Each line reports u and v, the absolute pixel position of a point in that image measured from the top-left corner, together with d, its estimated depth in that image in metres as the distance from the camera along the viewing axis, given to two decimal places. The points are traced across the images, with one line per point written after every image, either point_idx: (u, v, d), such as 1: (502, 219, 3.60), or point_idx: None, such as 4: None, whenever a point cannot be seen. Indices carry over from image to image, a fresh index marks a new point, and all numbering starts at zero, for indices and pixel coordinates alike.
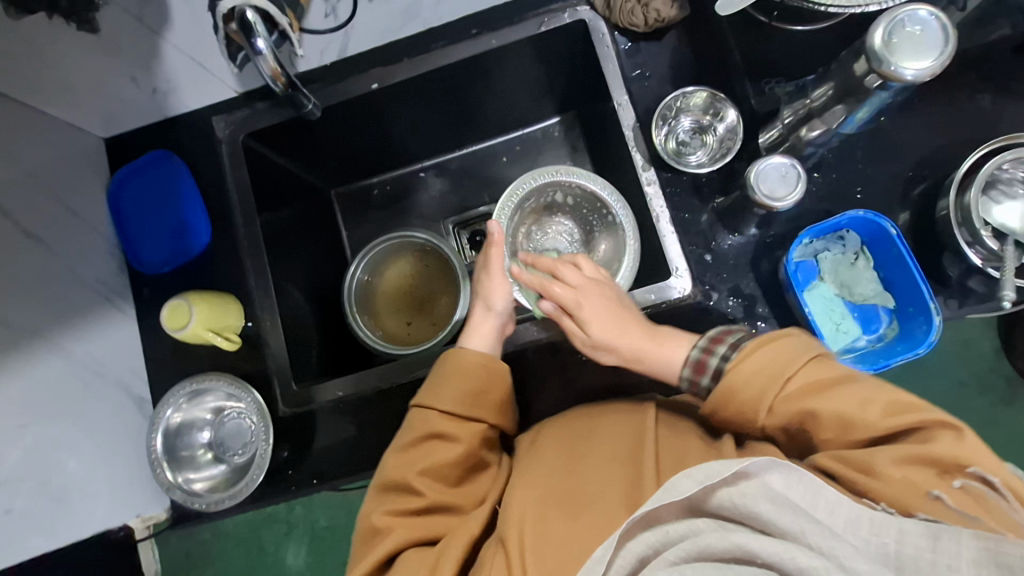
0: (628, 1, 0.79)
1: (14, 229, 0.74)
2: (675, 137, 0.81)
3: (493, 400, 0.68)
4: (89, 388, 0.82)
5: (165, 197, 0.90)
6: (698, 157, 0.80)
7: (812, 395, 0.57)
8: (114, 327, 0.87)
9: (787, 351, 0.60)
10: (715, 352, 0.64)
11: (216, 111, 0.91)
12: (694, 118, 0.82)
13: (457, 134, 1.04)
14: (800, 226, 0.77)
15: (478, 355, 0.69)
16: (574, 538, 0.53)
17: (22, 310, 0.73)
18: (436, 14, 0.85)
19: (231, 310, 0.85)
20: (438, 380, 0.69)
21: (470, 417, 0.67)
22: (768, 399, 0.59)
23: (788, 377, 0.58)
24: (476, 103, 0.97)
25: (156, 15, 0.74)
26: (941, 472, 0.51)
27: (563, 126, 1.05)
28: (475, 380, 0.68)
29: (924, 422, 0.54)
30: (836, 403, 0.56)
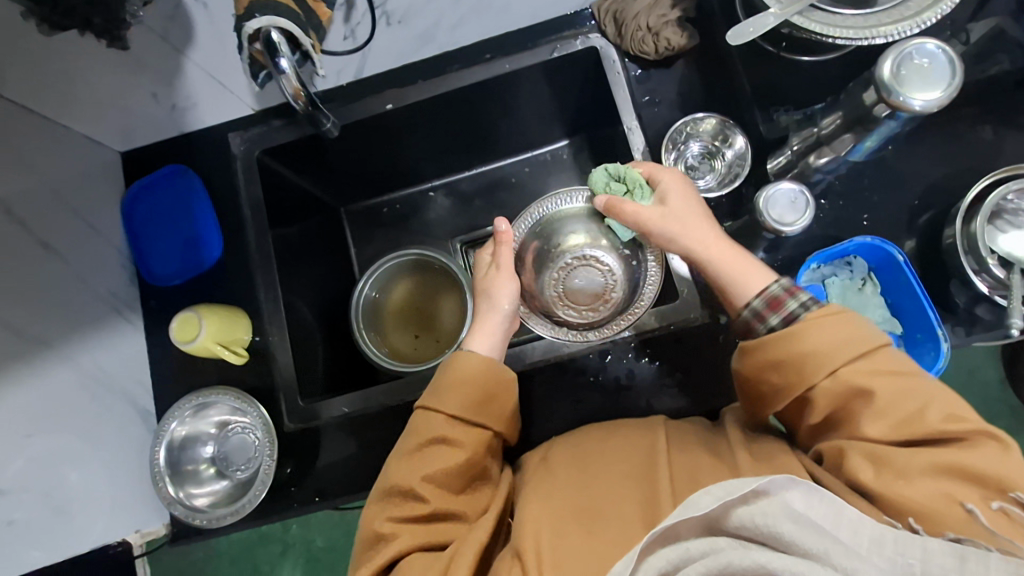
0: (639, 30, 0.82)
1: (31, 238, 0.75)
2: (684, 162, 0.84)
3: (497, 407, 0.68)
4: (95, 399, 0.81)
5: (178, 210, 0.92)
6: (708, 183, 0.82)
7: (874, 377, 0.56)
8: (122, 339, 0.87)
9: (856, 331, 0.58)
10: (794, 297, 0.62)
11: (233, 128, 0.93)
12: (701, 142, 0.84)
13: (467, 155, 1.06)
14: (808, 251, 0.78)
15: (477, 359, 0.68)
16: (594, 552, 0.52)
17: (34, 319, 0.73)
18: (451, 39, 0.88)
19: (240, 324, 0.85)
20: (443, 382, 0.67)
21: (473, 422, 0.66)
22: (835, 363, 0.57)
23: (862, 352, 0.57)
24: (487, 125, 0.99)
25: (181, 36, 0.74)
26: (979, 487, 0.51)
27: (572, 148, 1.07)
28: (479, 385, 0.67)
29: (971, 434, 0.53)
30: (892, 396, 0.55)
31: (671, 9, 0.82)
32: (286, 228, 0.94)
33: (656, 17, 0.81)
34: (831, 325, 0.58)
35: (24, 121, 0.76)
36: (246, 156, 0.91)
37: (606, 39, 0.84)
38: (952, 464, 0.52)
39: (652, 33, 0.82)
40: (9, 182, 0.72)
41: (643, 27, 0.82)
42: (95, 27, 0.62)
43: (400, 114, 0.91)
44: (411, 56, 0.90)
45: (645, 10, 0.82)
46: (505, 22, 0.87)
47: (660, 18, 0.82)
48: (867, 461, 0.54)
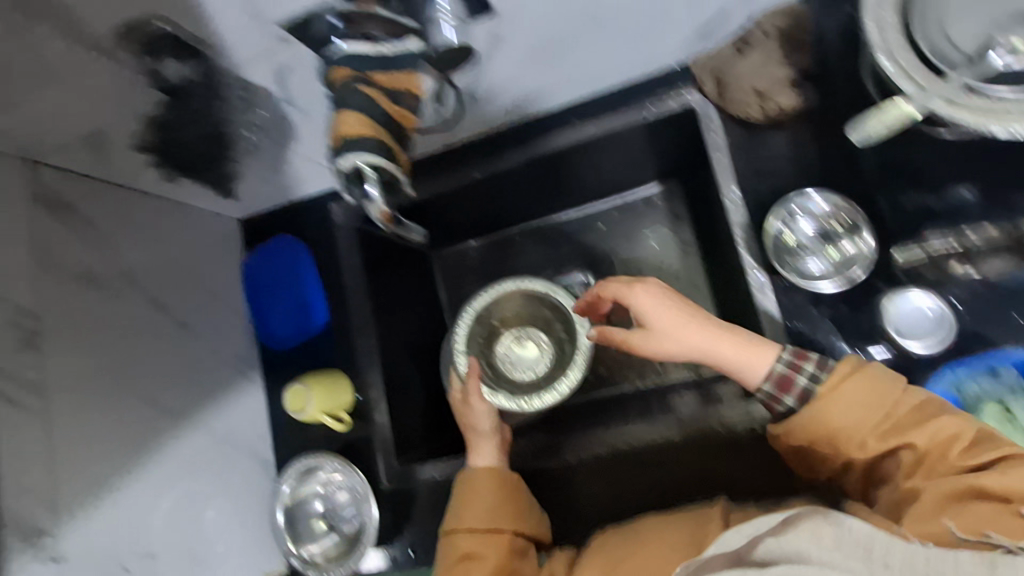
0: (745, 95, 0.84)
1: (167, 318, 0.92)
2: (796, 240, 0.83)
3: (514, 509, 0.82)
4: (226, 457, 0.96)
5: (289, 280, 1.07)
6: (859, 254, 0.81)
7: (895, 435, 0.63)
8: (245, 399, 1.03)
9: (879, 383, 0.65)
10: (801, 372, 0.68)
11: (332, 197, 1.06)
12: (812, 224, 0.82)
13: (550, 199, 1.10)
14: (870, 322, 0.79)
15: (486, 472, 0.84)
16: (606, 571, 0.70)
17: (174, 395, 0.89)
18: (535, 107, 0.92)
19: (342, 388, 0.99)
20: (462, 504, 0.82)
21: (495, 530, 0.79)
22: (863, 434, 0.64)
23: (890, 408, 0.64)
24: (576, 168, 1.01)
25: (281, 132, 0.83)
26: (940, 454, 0.62)
27: (663, 193, 1.09)
28: (494, 495, 0.82)
29: (943, 415, 0.64)
30: (851, 403, 0.65)
31: (784, 69, 0.82)
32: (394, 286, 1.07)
33: (767, 78, 0.82)
34: (846, 384, 0.65)
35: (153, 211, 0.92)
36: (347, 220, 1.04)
37: (704, 97, 0.88)
38: (864, 399, 0.64)
39: (759, 96, 0.83)
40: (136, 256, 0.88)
41: (749, 89, 0.83)
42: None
43: (485, 178, 1.00)
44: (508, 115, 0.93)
45: (751, 70, 0.83)
46: (587, 84, 0.90)
47: (771, 80, 0.82)
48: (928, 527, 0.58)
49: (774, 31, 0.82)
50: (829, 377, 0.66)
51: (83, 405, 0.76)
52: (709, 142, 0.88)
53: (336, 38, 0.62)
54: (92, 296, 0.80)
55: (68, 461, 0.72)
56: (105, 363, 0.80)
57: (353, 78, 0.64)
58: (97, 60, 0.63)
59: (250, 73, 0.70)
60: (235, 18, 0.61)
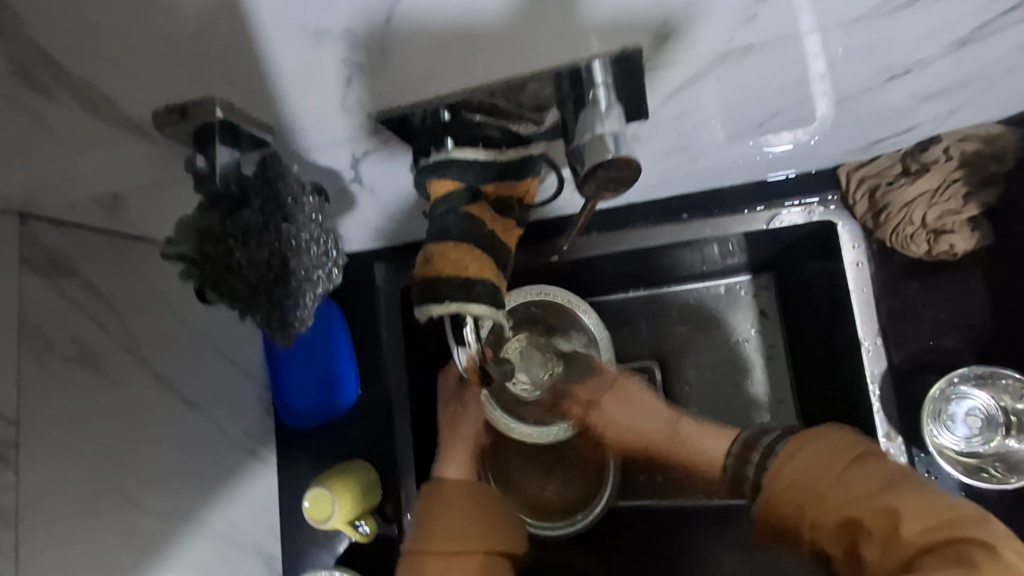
0: (909, 224, 0.70)
1: (176, 398, 0.76)
2: (958, 415, 0.71)
3: (485, 525, 0.71)
4: (230, 559, 0.83)
5: (314, 346, 0.89)
6: (1013, 463, 0.70)
7: (879, 498, 0.52)
8: (255, 482, 0.90)
9: (823, 454, 0.57)
10: (750, 465, 0.62)
11: (377, 256, 0.90)
12: (983, 406, 0.71)
13: (639, 281, 0.90)
14: (1005, 525, 0.69)
15: (459, 481, 0.75)
16: None
17: (174, 498, 0.74)
18: (644, 195, 0.75)
19: (369, 491, 0.85)
20: (429, 521, 0.70)
21: (467, 550, 0.68)
22: (814, 508, 0.55)
23: (843, 475, 0.55)
24: (666, 265, 0.85)
25: (341, 206, 0.68)
26: (912, 549, 0.48)
27: (754, 286, 0.88)
28: (461, 510, 0.71)
29: (912, 500, 0.51)
30: (791, 478, 0.57)
31: (964, 204, 0.69)
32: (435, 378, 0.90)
33: (940, 210, 0.69)
34: (801, 452, 0.58)
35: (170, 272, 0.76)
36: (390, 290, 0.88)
37: (850, 215, 0.72)
38: (837, 483, 0.55)
39: (929, 231, 0.70)
40: (143, 323, 0.72)
41: (914, 220, 0.69)
42: (259, 314, 0.48)
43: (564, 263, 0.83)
44: (612, 200, 0.76)
45: (923, 200, 0.69)
46: (719, 180, 0.73)
47: (947, 216, 0.69)
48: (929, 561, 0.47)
49: (960, 154, 0.66)
50: (775, 453, 0.60)
51: (73, 528, 0.61)
52: (845, 276, 0.73)
53: (446, 139, 0.48)
54: (93, 387, 0.64)
55: None
56: (103, 468, 0.65)
57: (457, 193, 0.49)
58: (128, 137, 0.47)
59: (324, 157, 0.54)
60: (326, 104, 0.45)
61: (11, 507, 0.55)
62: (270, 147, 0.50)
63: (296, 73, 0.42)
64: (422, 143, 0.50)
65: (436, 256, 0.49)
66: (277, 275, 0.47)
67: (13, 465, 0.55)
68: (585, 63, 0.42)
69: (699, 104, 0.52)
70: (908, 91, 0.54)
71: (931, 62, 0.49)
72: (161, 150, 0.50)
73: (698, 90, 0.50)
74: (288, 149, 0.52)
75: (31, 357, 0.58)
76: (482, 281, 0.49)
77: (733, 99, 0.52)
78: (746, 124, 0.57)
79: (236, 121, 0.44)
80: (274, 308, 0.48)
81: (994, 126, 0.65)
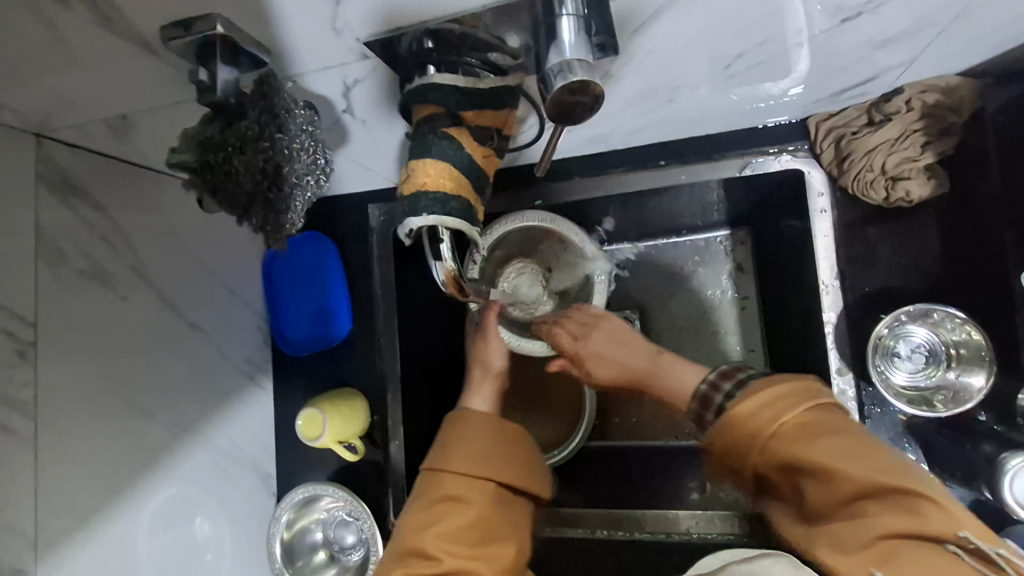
0: (870, 171, 0.74)
1: (179, 319, 0.81)
2: (899, 351, 0.77)
3: (500, 457, 0.72)
4: (228, 472, 0.90)
5: (313, 280, 0.96)
6: (956, 393, 0.74)
7: (823, 438, 0.54)
8: (254, 405, 0.96)
9: (797, 396, 0.58)
10: (720, 390, 0.65)
11: (372, 198, 0.95)
12: (925, 342, 0.76)
13: (619, 230, 0.94)
14: (939, 456, 0.75)
15: (482, 417, 0.74)
16: (471, 544, 0.65)
17: (180, 410, 0.80)
18: (624, 141, 0.79)
19: (359, 415, 0.91)
20: (450, 443, 0.72)
21: (478, 476, 0.69)
22: (767, 445, 0.57)
23: (798, 416, 0.57)
24: (646, 213, 0.89)
25: (335, 139, 0.72)
26: (853, 491, 0.52)
27: (732, 240, 0.94)
28: (486, 440, 0.72)
29: (863, 446, 0.53)
30: (753, 422, 0.58)
31: (922, 152, 0.73)
32: (424, 316, 0.96)
33: (899, 159, 0.73)
34: (756, 395, 0.59)
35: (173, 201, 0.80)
36: (383, 230, 0.92)
37: (818, 163, 0.76)
38: (800, 427, 0.56)
39: (888, 179, 0.74)
40: (149, 246, 0.77)
41: (874, 168, 0.73)
42: (254, 220, 0.54)
43: (548, 207, 0.87)
44: (592, 148, 0.80)
45: (884, 148, 0.73)
46: (697, 129, 0.77)
47: (905, 164, 0.73)
48: (877, 508, 0.50)
49: (922, 105, 0.70)
50: (740, 393, 0.61)
51: (87, 424, 0.67)
52: (811, 223, 0.77)
53: (428, 67, 0.52)
54: (104, 300, 0.70)
55: (61, 487, 0.64)
56: (113, 374, 0.71)
57: (440, 117, 0.54)
58: (138, 53, 0.52)
59: (318, 84, 0.58)
60: (316, 28, 0.49)
61: (31, 398, 0.61)
62: (266, 69, 0.54)
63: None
64: (408, 70, 0.54)
65: (419, 171, 0.54)
66: (271, 180, 0.52)
67: (31, 361, 0.61)
68: None
69: (667, 41, 0.56)
70: (864, 37, 0.58)
71: (881, 5, 0.53)
72: (167, 69, 0.54)
73: (664, 25, 0.54)
74: (284, 74, 0.56)
75: (46, 267, 0.63)
76: (458, 198, 0.55)
77: (697, 38, 0.56)
78: (714, 66, 0.61)
79: (236, 39, 0.48)
80: (268, 214, 0.53)
81: (953, 77, 0.68)
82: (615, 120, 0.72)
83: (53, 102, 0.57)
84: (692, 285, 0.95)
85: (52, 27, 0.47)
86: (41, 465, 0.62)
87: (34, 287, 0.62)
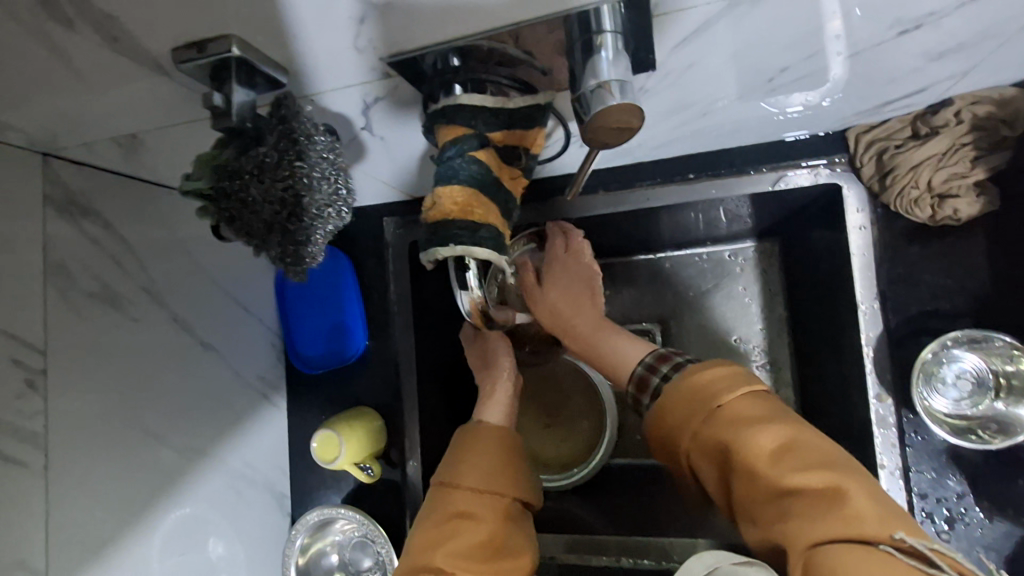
0: (914, 189, 0.70)
1: (191, 339, 0.79)
2: (943, 377, 0.74)
3: (512, 472, 0.69)
4: (241, 494, 0.87)
5: (327, 295, 0.94)
6: (1002, 425, 0.72)
7: (735, 423, 0.54)
8: (268, 423, 0.94)
9: (723, 378, 0.57)
10: (657, 370, 0.65)
11: (387, 211, 0.92)
12: (972, 370, 0.73)
13: (642, 244, 0.90)
14: (985, 484, 0.72)
15: (494, 431, 0.73)
16: (480, 565, 0.60)
17: (192, 434, 0.78)
18: (652, 154, 0.75)
19: (374, 435, 0.88)
20: (461, 457, 0.70)
21: (489, 491, 0.66)
22: (693, 426, 0.57)
23: (712, 402, 0.56)
24: (672, 228, 0.85)
25: (352, 156, 0.69)
26: (778, 487, 0.49)
27: (760, 253, 0.89)
28: (494, 456, 0.69)
29: (791, 441, 0.51)
30: (677, 401, 0.58)
31: (972, 167, 0.69)
32: (441, 332, 0.93)
33: (946, 174, 0.69)
34: (677, 387, 0.59)
35: (184, 218, 0.78)
36: (398, 243, 0.89)
37: (856, 178, 0.73)
38: (727, 416, 0.55)
39: (933, 196, 0.70)
40: (160, 264, 0.74)
41: (920, 184, 0.70)
42: (271, 251, 0.51)
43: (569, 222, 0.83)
44: (618, 161, 0.77)
45: (930, 163, 0.69)
46: (730, 141, 0.73)
47: (953, 180, 0.69)
48: (794, 503, 0.48)
49: (972, 118, 0.65)
50: (676, 376, 0.60)
51: (99, 456, 0.65)
52: (849, 239, 0.73)
53: (456, 86, 0.49)
54: (114, 323, 0.68)
55: (71, 519, 0.62)
56: (124, 400, 0.69)
57: (466, 138, 0.51)
58: (149, 74, 0.49)
59: (336, 102, 0.55)
60: (336, 46, 0.46)
61: (41, 430, 0.59)
62: (283, 89, 0.51)
63: (308, 14, 0.42)
64: (433, 89, 0.50)
65: (444, 198, 0.51)
66: (290, 211, 0.49)
67: (41, 391, 0.59)
68: (595, 6, 0.41)
69: (706, 54, 0.52)
70: (919, 48, 0.54)
71: (943, 16, 0.49)
72: (179, 89, 0.51)
73: (706, 39, 0.50)
74: (302, 93, 0.53)
75: (56, 292, 0.61)
76: (486, 225, 0.52)
77: (738, 50, 0.52)
78: (754, 79, 0.57)
79: (251, 59, 0.45)
80: (286, 244, 0.50)
81: (1007, 89, 0.64)
82: (645, 133, 0.68)
83: (60, 125, 0.54)
84: (719, 301, 0.90)
85: (59, 49, 0.45)
86: (51, 498, 0.60)
87: (44, 314, 0.60)
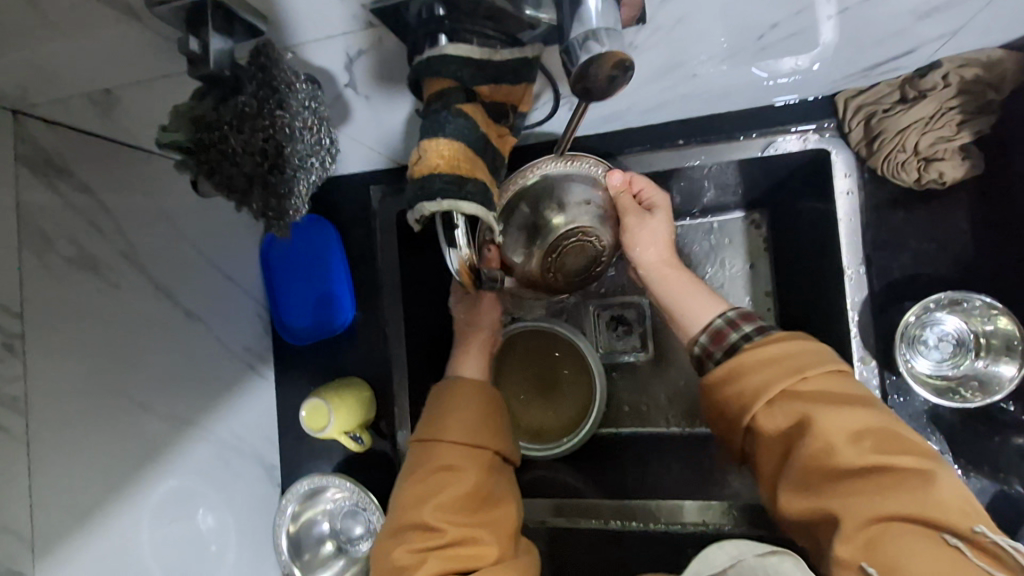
0: (901, 152, 0.70)
1: (175, 308, 0.78)
2: (931, 340, 0.76)
3: (492, 425, 0.71)
4: (230, 464, 0.87)
5: (314, 264, 0.93)
6: (982, 383, 0.74)
7: (818, 402, 0.53)
8: (255, 393, 0.94)
9: (805, 356, 0.56)
10: (737, 329, 0.61)
11: (373, 179, 0.91)
12: (953, 331, 0.75)
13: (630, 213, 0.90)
14: (964, 442, 0.74)
15: (472, 385, 0.73)
16: (470, 525, 0.63)
17: (179, 403, 0.77)
18: (643, 117, 0.74)
19: (363, 406, 0.88)
20: (439, 412, 0.71)
21: (476, 445, 0.69)
22: (771, 397, 0.55)
23: (800, 378, 0.55)
24: None
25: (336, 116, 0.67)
26: (853, 467, 0.51)
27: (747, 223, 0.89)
28: (475, 408, 0.71)
29: (870, 422, 0.53)
30: (756, 370, 0.56)
31: (958, 131, 0.69)
32: (429, 302, 0.92)
33: (931, 137, 0.70)
34: (762, 349, 0.57)
35: (164, 183, 0.76)
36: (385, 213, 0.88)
37: (845, 144, 0.73)
38: (816, 392, 0.54)
39: (920, 160, 0.71)
40: (141, 229, 0.72)
41: (906, 148, 0.70)
42: (254, 205, 0.50)
43: None
44: (605, 126, 0.76)
45: (918, 127, 0.69)
46: (717, 107, 0.73)
47: (939, 143, 0.70)
48: (872, 487, 0.51)
49: (959, 81, 0.65)
50: (756, 342, 0.58)
51: (83, 420, 0.64)
52: (835, 206, 0.75)
53: (440, 36, 0.48)
54: (94, 289, 0.66)
55: (59, 484, 0.61)
56: (107, 368, 0.67)
57: (452, 91, 0.50)
58: (123, 23, 0.47)
59: (318, 55, 0.54)
60: None
61: (22, 395, 0.58)
62: (263, 37, 0.49)
63: None
64: (417, 41, 0.50)
65: (430, 151, 0.50)
66: (273, 163, 0.48)
67: (20, 355, 0.58)
68: None
69: (700, 10, 0.52)
70: (908, 6, 0.54)
71: None
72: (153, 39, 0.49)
73: None
74: (282, 41, 0.52)
75: (33, 254, 0.60)
76: (474, 180, 0.51)
77: (732, 6, 0.52)
78: (744, 39, 0.57)
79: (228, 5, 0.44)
80: (269, 198, 0.50)
81: (994, 51, 0.64)
82: (633, 96, 0.67)
83: (30, 79, 0.52)
84: None
85: None
86: (36, 461, 0.59)
87: (20, 277, 0.58)
